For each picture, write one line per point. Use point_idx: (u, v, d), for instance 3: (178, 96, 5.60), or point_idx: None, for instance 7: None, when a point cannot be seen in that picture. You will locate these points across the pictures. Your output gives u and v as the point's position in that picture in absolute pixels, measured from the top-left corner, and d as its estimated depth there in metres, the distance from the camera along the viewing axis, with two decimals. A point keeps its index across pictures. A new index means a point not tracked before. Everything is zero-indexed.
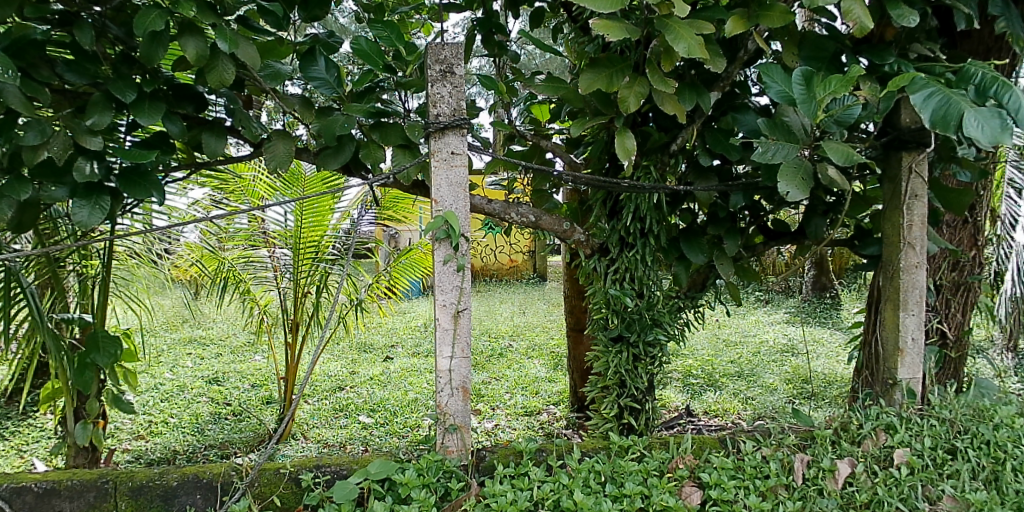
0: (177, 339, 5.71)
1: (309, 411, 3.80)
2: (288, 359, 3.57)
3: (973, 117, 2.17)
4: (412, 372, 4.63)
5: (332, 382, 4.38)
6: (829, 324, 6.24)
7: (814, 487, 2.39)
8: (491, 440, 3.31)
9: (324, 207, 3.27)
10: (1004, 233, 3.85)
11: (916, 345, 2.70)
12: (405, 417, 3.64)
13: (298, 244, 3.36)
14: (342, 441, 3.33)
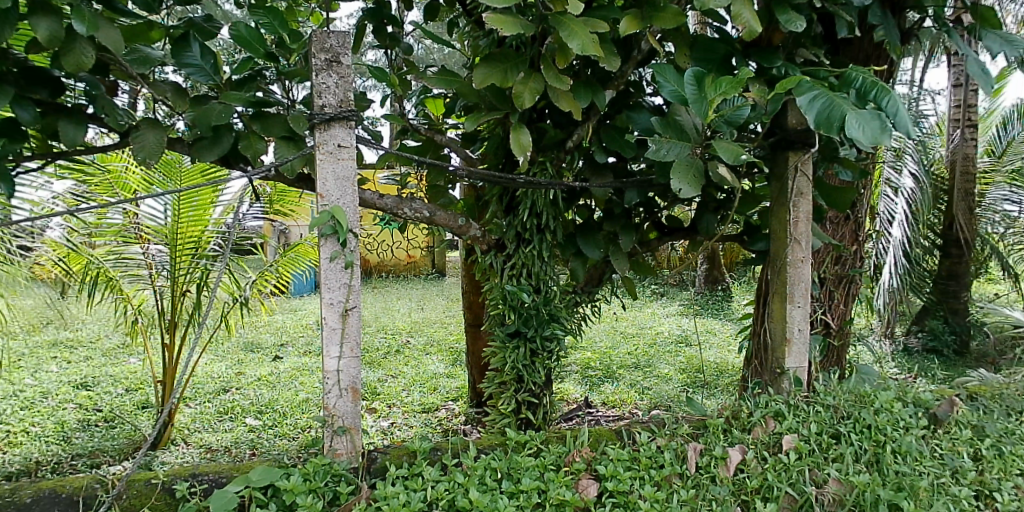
0: (39, 342, 5.30)
1: (190, 414, 3.61)
2: (165, 361, 3.37)
3: (855, 120, 2.31)
4: (303, 371, 4.51)
5: (215, 384, 4.19)
6: (720, 315, 6.52)
7: (707, 474, 2.47)
8: (386, 439, 3.23)
9: (205, 200, 3.09)
10: (884, 230, 4.78)
11: (801, 335, 2.77)
12: (295, 419, 3.53)
13: (175, 240, 3.17)
14: (227, 445, 3.17)
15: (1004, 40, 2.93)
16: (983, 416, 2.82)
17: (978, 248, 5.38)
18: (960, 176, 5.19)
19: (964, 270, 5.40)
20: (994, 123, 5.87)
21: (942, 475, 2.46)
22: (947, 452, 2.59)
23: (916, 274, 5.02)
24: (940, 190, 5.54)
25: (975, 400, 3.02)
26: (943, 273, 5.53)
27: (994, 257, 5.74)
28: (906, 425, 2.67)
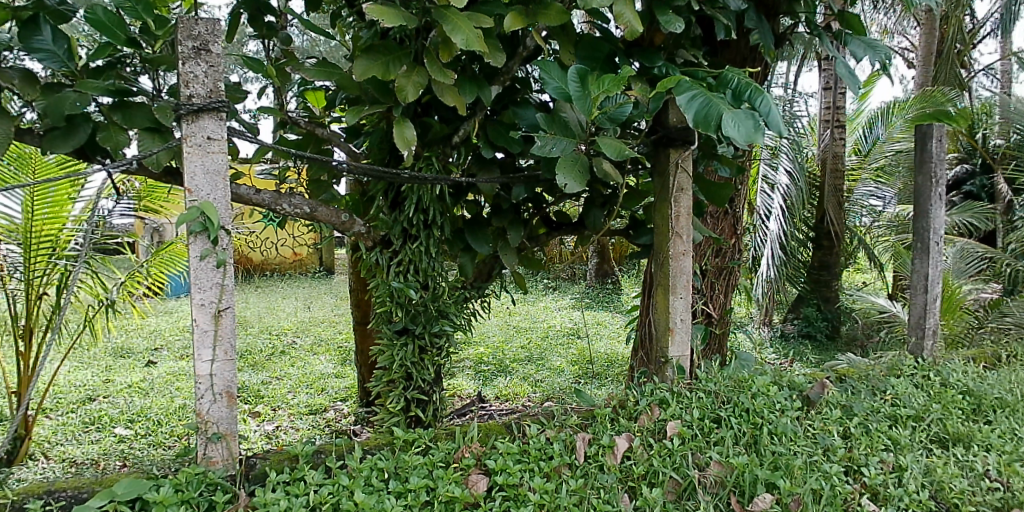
0: None
1: (51, 427, 3.38)
2: (19, 371, 3.14)
3: (731, 118, 2.42)
4: (179, 376, 4.33)
5: (79, 393, 3.94)
6: (610, 307, 6.76)
7: (594, 464, 2.53)
8: (270, 443, 3.13)
9: (62, 196, 2.93)
10: (762, 223, 5.11)
11: (684, 325, 2.84)
12: (171, 426, 3.37)
13: (29, 240, 2.95)
14: (94, 457, 2.98)
15: (866, 46, 3.05)
16: (850, 396, 3.00)
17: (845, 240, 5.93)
18: (832, 172, 5.62)
19: (833, 260, 5.97)
20: (858, 124, 5.92)
21: (815, 454, 2.60)
22: (819, 431, 2.73)
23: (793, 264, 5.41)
24: (816, 186, 5.93)
25: (843, 381, 3.20)
26: (815, 264, 6.06)
27: (862, 248, 6.27)
28: (782, 407, 2.79)
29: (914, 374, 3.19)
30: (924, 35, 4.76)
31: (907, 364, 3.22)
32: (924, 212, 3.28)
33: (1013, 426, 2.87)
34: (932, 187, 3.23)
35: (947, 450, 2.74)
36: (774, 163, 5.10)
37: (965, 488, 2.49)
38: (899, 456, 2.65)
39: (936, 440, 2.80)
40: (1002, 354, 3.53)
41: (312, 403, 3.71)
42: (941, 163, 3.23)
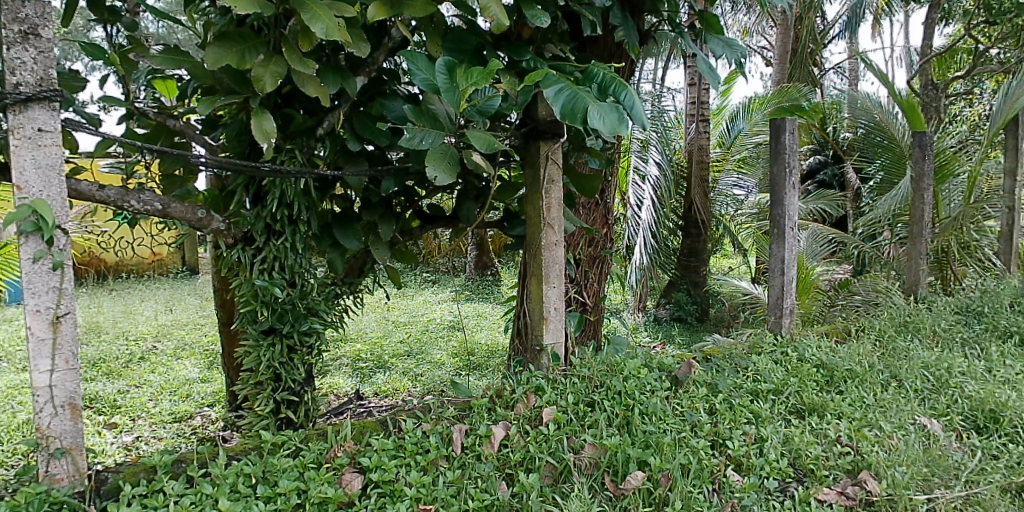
0: None
1: None
2: None
3: (596, 111, 2.50)
4: (20, 390, 4.03)
5: None
6: (491, 300, 7.05)
7: (471, 454, 2.55)
8: (127, 455, 2.98)
9: None
10: (635, 214, 5.50)
11: (557, 313, 2.90)
12: (13, 445, 3.13)
13: None
14: None
15: (725, 45, 3.15)
16: (715, 373, 3.17)
17: (710, 228, 6.40)
18: (698, 164, 6.04)
19: (701, 246, 6.32)
20: (724, 118, 6.42)
21: (683, 430, 2.74)
22: (687, 409, 2.86)
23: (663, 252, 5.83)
24: (681, 177, 6.32)
25: (709, 360, 3.38)
26: (684, 250, 6.44)
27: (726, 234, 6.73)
28: (652, 388, 2.91)
29: (773, 351, 3.42)
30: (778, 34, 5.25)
31: (767, 342, 3.45)
32: (780, 199, 3.49)
33: (861, 394, 3.12)
34: (786, 176, 3.43)
35: (804, 419, 2.94)
36: (643, 157, 5.54)
37: (819, 454, 2.72)
38: (761, 428, 2.83)
39: (794, 411, 3.00)
40: (852, 328, 3.86)
41: (175, 410, 3.57)
42: (793, 154, 3.45)
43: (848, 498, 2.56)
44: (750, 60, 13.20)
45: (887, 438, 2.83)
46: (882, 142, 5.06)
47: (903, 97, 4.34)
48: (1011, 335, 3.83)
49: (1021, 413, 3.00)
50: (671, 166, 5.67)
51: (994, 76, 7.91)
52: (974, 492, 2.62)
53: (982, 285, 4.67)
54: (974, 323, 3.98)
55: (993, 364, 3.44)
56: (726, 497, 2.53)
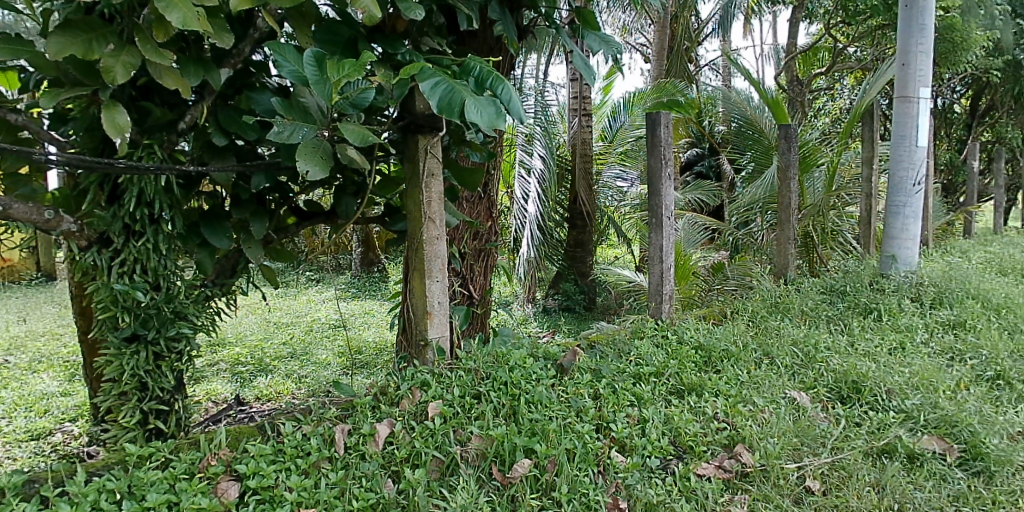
0: None
1: None
2: None
3: (472, 104, 2.51)
4: None
5: None
6: (378, 296, 7.39)
7: (355, 453, 2.50)
8: None
9: None
10: (522, 207, 5.66)
11: (442, 307, 2.89)
12: None
13: None
14: None
15: (602, 41, 3.20)
16: (599, 360, 3.25)
17: (595, 220, 6.66)
18: (581, 158, 6.33)
19: (585, 238, 6.65)
20: (605, 113, 6.76)
21: (568, 416, 2.79)
22: (572, 395, 2.92)
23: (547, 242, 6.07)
24: (564, 170, 6.50)
25: (594, 348, 3.46)
26: (571, 241, 6.68)
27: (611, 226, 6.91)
28: (537, 376, 2.97)
29: (654, 335, 3.56)
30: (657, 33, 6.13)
31: (649, 326, 3.58)
32: (657, 190, 3.61)
33: (736, 372, 3.29)
34: (662, 167, 3.56)
35: (683, 399, 3.06)
36: (528, 148, 5.60)
37: (697, 431, 2.85)
38: (643, 410, 2.92)
39: (674, 391, 3.12)
40: (727, 310, 4.07)
41: (30, 427, 3.35)
42: (668, 146, 3.58)
43: (725, 471, 2.71)
44: (631, 57, 13.73)
45: (759, 412, 3.00)
46: (751, 135, 5.35)
47: (768, 92, 4.61)
48: (869, 311, 4.16)
49: (879, 382, 3.26)
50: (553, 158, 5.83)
51: (854, 72, 8.60)
52: (838, 457, 2.83)
53: (844, 267, 5.05)
54: (838, 301, 4.30)
55: (852, 337, 3.74)
56: (611, 478, 2.61)
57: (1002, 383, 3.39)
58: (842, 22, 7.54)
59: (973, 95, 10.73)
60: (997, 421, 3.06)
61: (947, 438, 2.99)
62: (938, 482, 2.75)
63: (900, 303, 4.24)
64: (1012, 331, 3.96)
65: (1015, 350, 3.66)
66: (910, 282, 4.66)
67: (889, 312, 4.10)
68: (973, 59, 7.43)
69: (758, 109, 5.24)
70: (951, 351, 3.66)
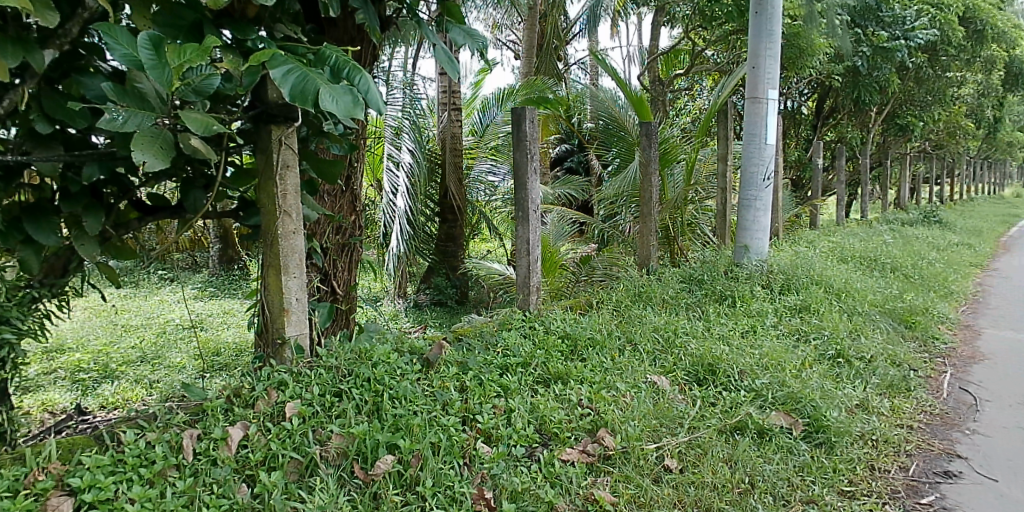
0: None
1: None
2: None
3: (327, 93, 2.42)
4: None
5: None
6: (237, 293, 7.27)
7: (205, 459, 2.35)
8: None
9: None
10: (391, 200, 5.75)
11: (300, 304, 2.82)
12: None
13: None
14: None
15: (466, 35, 3.22)
16: (466, 352, 3.25)
17: (465, 214, 6.74)
18: (451, 151, 6.37)
19: (457, 232, 6.75)
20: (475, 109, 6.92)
21: (434, 410, 2.77)
22: (437, 389, 2.90)
23: (419, 239, 6.25)
24: (435, 164, 6.45)
25: (461, 340, 3.43)
26: (442, 236, 6.74)
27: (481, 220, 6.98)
28: (402, 372, 2.93)
29: (522, 326, 3.61)
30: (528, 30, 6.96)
31: (516, 318, 3.63)
32: (524, 183, 3.67)
33: (600, 359, 3.40)
34: (528, 162, 3.63)
35: (549, 387, 3.12)
36: (397, 142, 5.61)
37: (562, 418, 2.90)
38: (509, 400, 2.95)
39: (541, 381, 3.17)
40: (593, 300, 4.23)
41: None
42: (534, 140, 3.65)
43: (588, 455, 2.78)
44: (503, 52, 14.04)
45: (621, 397, 3.11)
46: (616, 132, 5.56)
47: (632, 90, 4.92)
48: (725, 297, 4.50)
49: (732, 364, 3.48)
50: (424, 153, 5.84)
51: (711, 73, 9.36)
52: (695, 436, 2.97)
53: (703, 257, 5.34)
54: (696, 289, 4.60)
55: (708, 322, 4.01)
56: (476, 469, 2.61)
57: (841, 361, 3.86)
58: (701, 26, 8.00)
59: (818, 99, 11.73)
60: (836, 396, 3.39)
61: (793, 413, 3.23)
62: (785, 454, 2.96)
63: (752, 289, 4.64)
64: (849, 312, 4.56)
65: (850, 330, 4.21)
66: (761, 271, 5.04)
67: (743, 299, 4.45)
68: (815, 65, 8.13)
69: (622, 106, 5.49)
70: (798, 332, 4.10)
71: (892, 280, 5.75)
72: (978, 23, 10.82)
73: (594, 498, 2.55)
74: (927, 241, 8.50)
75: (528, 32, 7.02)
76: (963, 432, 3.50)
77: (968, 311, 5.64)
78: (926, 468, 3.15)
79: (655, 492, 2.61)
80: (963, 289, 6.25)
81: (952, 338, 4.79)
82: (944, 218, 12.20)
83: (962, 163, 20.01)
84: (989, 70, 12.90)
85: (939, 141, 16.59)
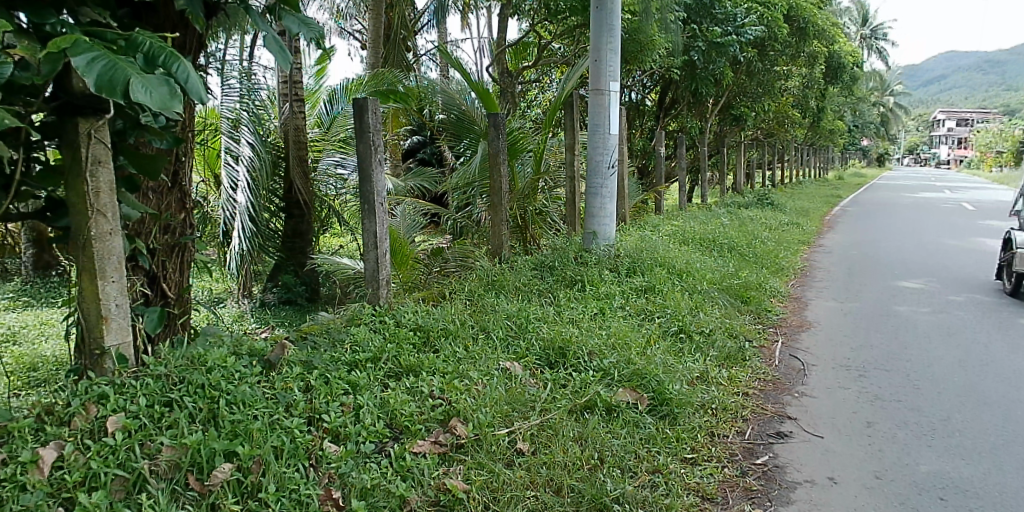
0: None
1: None
2: None
3: (140, 84, 2.11)
4: None
5: None
6: (57, 302, 6.65)
7: (11, 485, 2.06)
8: None
9: None
10: (231, 196, 5.53)
11: (121, 310, 2.66)
12: None
13: None
14: None
15: (301, 23, 3.13)
16: (310, 351, 3.21)
17: (314, 208, 6.54)
18: (295, 144, 6.17)
19: (304, 227, 6.53)
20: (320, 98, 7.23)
21: (276, 412, 2.65)
22: (280, 390, 2.80)
23: (263, 235, 6.09)
24: (278, 157, 6.29)
25: (306, 338, 3.42)
26: (288, 232, 6.50)
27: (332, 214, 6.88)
28: (241, 375, 2.82)
29: (373, 321, 3.63)
30: (374, 21, 7.33)
31: (366, 313, 3.66)
32: (368, 177, 3.72)
33: (454, 349, 3.46)
34: (373, 155, 3.68)
35: (400, 381, 3.11)
36: (234, 136, 5.55)
37: (413, 410, 2.88)
38: (357, 397, 2.90)
39: (392, 375, 3.16)
40: (446, 291, 4.33)
41: None
42: (378, 133, 3.69)
43: (440, 446, 2.77)
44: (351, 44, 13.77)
45: (474, 385, 3.15)
46: (460, 122, 5.62)
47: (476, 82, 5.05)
48: (575, 282, 4.72)
49: (581, 346, 3.65)
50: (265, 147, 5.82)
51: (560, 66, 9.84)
52: (546, 418, 3.06)
53: (553, 244, 5.55)
54: (548, 276, 4.79)
55: (559, 307, 4.20)
56: (324, 470, 2.47)
57: (683, 335, 4.17)
58: (548, 20, 8.32)
59: (660, 91, 12.41)
60: (677, 370, 3.64)
61: (639, 388, 3.41)
62: (632, 428, 3.10)
63: (601, 273, 4.88)
64: (690, 290, 4.92)
65: (690, 307, 4.57)
66: (608, 255, 5.31)
67: (592, 283, 4.69)
68: (655, 59, 8.73)
69: (471, 101, 5.49)
70: (643, 311, 4.37)
71: (728, 259, 6.29)
72: (801, 22, 12.01)
73: (447, 488, 2.52)
74: (760, 222, 9.31)
75: (374, 22, 7.36)
76: (793, 395, 3.84)
77: (797, 284, 6.33)
78: (761, 430, 3.42)
79: (508, 476, 2.62)
80: (791, 265, 6.92)
81: (782, 310, 5.34)
82: (776, 200, 13.46)
83: (790, 150, 22.10)
84: (811, 65, 14.37)
85: (770, 130, 18.19)
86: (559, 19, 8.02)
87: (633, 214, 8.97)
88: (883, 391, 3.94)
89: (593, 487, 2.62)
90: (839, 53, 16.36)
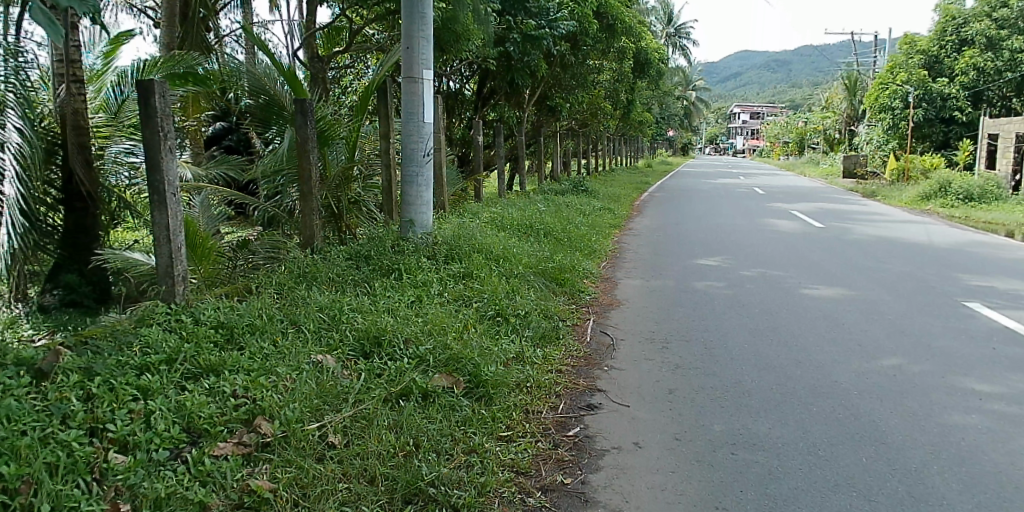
0: None
1: None
2: None
3: None
4: None
5: None
6: None
7: None
8: None
9: None
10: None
11: None
12: None
13: None
14: None
15: None
16: (91, 357, 2.99)
17: (102, 200, 6.00)
18: (74, 130, 5.62)
19: (90, 221, 5.92)
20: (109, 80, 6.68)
21: (48, 426, 2.40)
22: (54, 402, 2.56)
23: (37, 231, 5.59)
24: (54, 145, 5.72)
25: (88, 343, 3.22)
26: (69, 227, 5.88)
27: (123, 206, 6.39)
28: (5, 389, 2.56)
29: (167, 320, 3.47)
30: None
31: (159, 313, 3.49)
32: (157, 165, 3.63)
33: (260, 345, 3.38)
34: (160, 141, 3.59)
35: (199, 383, 2.97)
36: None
37: (212, 413, 2.75)
38: (148, 403, 2.72)
39: (190, 376, 3.02)
40: (251, 286, 4.23)
41: None
42: (165, 117, 3.60)
43: (244, 446, 2.65)
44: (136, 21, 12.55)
45: (282, 381, 3.09)
46: (271, 106, 5.41)
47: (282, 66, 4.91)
48: (392, 271, 4.75)
49: (396, 334, 3.71)
50: (36, 134, 5.25)
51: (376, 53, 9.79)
52: (359, 409, 3.06)
53: (369, 233, 5.52)
54: (364, 265, 4.78)
55: (374, 297, 4.24)
56: (109, 483, 2.25)
57: (499, 319, 4.38)
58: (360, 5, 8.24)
59: (479, 81, 12.68)
60: (492, 353, 3.81)
61: (454, 373, 3.52)
62: (448, 412, 3.18)
63: (418, 261, 4.95)
64: (507, 275, 5.15)
65: (507, 291, 4.79)
66: (425, 243, 5.37)
67: (409, 271, 4.75)
68: (471, 49, 8.96)
69: (280, 85, 5.32)
70: (461, 297, 4.52)
71: (545, 243, 6.63)
72: (609, 19, 12.84)
73: (251, 488, 2.41)
74: (575, 208, 9.87)
75: None
76: (602, 369, 4.15)
77: (608, 264, 6.83)
78: (572, 404, 3.65)
79: (317, 471, 2.57)
80: (604, 247, 7.43)
81: (595, 290, 5.75)
82: (592, 187, 14.35)
83: (604, 141, 23.53)
84: (621, 59, 15.43)
85: (586, 122, 19.29)
86: (371, 4, 7.94)
87: (455, 202, 9.13)
88: (681, 359, 4.36)
89: (407, 473, 2.64)
90: (645, 50, 17.71)
